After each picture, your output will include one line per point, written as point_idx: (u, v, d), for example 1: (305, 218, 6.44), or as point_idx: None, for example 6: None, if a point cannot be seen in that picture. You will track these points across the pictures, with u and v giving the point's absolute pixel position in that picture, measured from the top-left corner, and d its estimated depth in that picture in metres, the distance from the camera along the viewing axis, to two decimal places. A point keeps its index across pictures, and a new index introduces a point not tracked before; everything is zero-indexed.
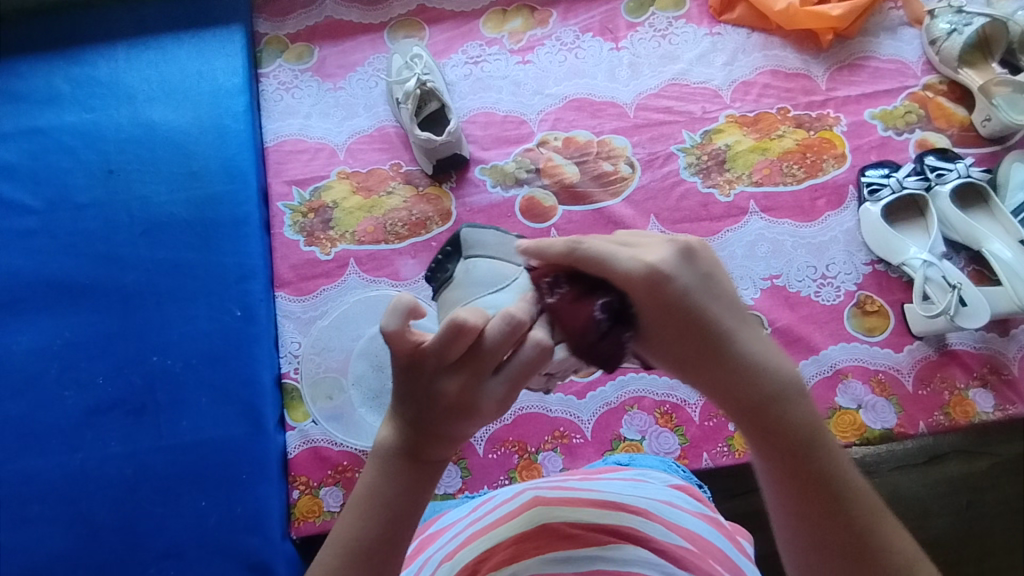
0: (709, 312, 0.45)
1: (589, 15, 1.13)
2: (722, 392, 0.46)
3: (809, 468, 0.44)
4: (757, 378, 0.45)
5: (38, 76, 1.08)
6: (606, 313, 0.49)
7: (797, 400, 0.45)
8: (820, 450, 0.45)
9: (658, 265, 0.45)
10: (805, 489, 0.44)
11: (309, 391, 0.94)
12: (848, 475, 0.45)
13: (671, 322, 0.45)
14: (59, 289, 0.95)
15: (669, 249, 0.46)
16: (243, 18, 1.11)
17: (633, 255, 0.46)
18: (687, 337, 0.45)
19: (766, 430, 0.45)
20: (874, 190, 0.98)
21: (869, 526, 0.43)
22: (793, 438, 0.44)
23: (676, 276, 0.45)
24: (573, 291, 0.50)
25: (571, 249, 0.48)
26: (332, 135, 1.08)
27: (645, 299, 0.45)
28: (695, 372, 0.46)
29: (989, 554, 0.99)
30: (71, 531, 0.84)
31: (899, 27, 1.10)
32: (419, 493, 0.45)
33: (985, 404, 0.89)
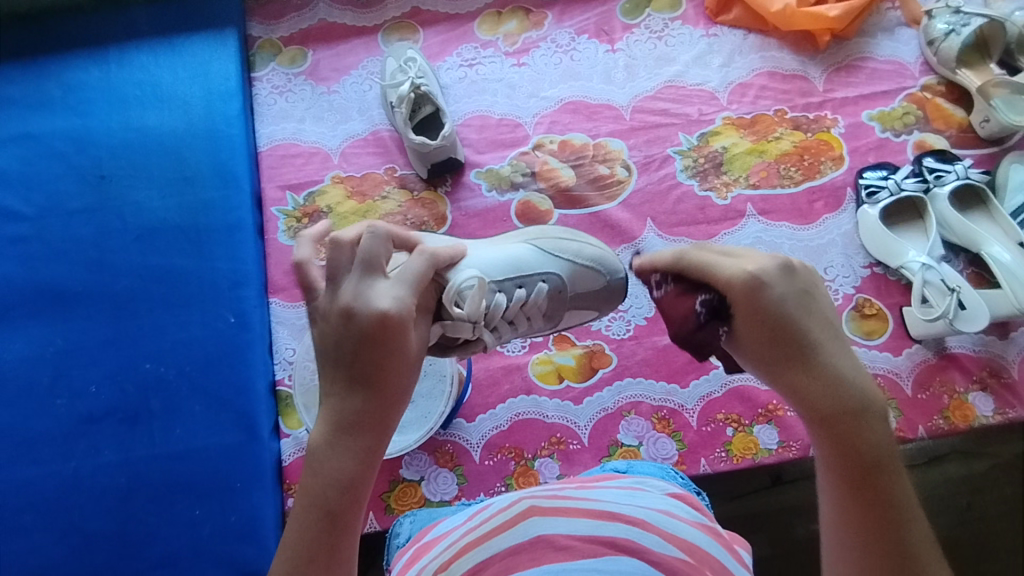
0: (802, 323, 0.49)
1: (585, 17, 1.12)
2: (799, 394, 0.49)
3: (874, 486, 0.47)
4: (843, 388, 0.48)
5: (30, 81, 1.07)
6: (706, 308, 0.55)
7: (875, 422, 0.48)
8: (888, 475, 0.47)
9: (762, 275, 0.50)
10: (866, 503, 0.46)
11: (302, 399, 0.89)
12: (911, 507, 0.47)
13: (762, 325, 0.49)
14: (52, 296, 0.94)
15: (773, 261, 0.51)
16: (236, 21, 1.10)
17: (737, 264, 0.51)
18: (774, 340, 0.49)
19: (838, 438, 0.48)
20: (872, 192, 0.97)
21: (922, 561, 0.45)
22: (866, 454, 0.47)
23: (778, 286, 0.49)
24: (676, 287, 0.58)
25: (679, 256, 0.56)
26: (327, 139, 1.07)
27: (746, 303, 0.50)
28: (777, 371, 0.50)
29: (989, 553, 0.98)
30: (64, 541, 0.83)
31: (897, 27, 1.09)
32: (360, 483, 0.48)
33: (985, 407, 0.89)
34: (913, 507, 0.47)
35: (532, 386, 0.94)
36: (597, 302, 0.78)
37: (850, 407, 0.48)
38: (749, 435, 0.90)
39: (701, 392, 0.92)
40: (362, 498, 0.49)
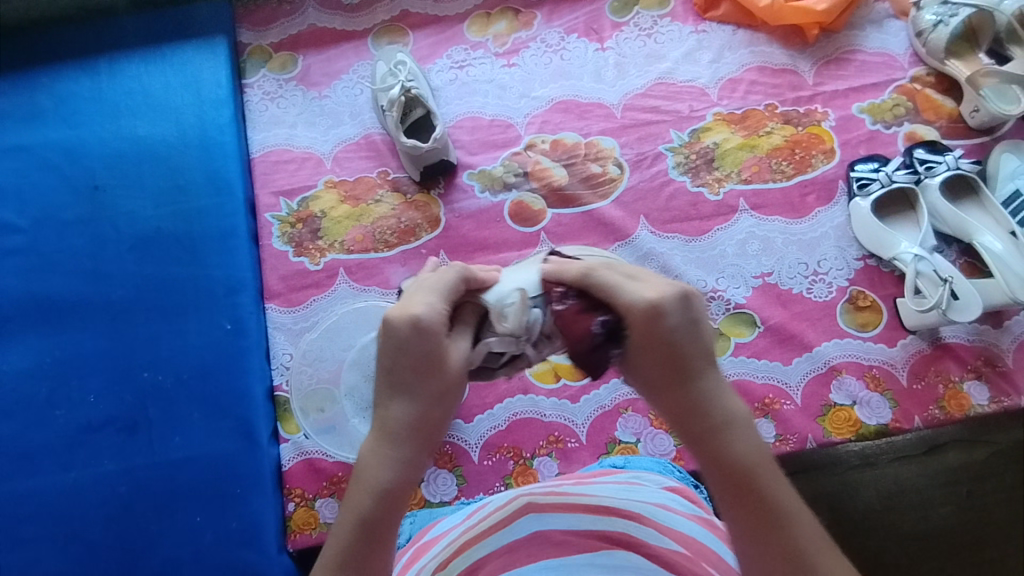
0: (689, 347, 0.51)
1: (574, 16, 1.12)
2: (684, 413, 0.51)
3: (751, 494, 0.48)
4: (707, 406, 0.51)
5: (21, 93, 1.07)
6: (603, 330, 0.56)
7: (741, 433, 0.50)
8: (763, 480, 0.49)
9: (657, 300, 0.51)
10: (746, 512, 0.48)
11: (300, 404, 0.94)
12: (792, 507, 0.48)
13: (655, 348, 0.51)
14: (48, 307, 0.94)
15: (670, 287, 0.52)
16: (225, 28, 1.11)
17: (638, 290, 0.52)
18: (661, 361, 0.51)
19: (714, 455, 0.50)
20: (863, 184, 0.98)
21: (808, 559, 0.46)
22: (736, 465, 0.49)
23: (673, 314, 0.51)
24: (576, 304, 0.57)
25: (585, 273, 0.57)
26: (319, 144, 1.07)
27: (636, 328, 0.52)
28: (664, 392, 0.52)
29: (990, 540, 0.98)
30: (66, 551, 0.83)
31: (885, 19, 1.09)
32: (398, 495, 0.51)
33: (980, 397, 0.89)
34: (795, 505, 0.48)
35: (529, 385, 0.94)
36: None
37: (716, 421, 0.51)
38: None
39: None
40: (401, 508, 0.51)
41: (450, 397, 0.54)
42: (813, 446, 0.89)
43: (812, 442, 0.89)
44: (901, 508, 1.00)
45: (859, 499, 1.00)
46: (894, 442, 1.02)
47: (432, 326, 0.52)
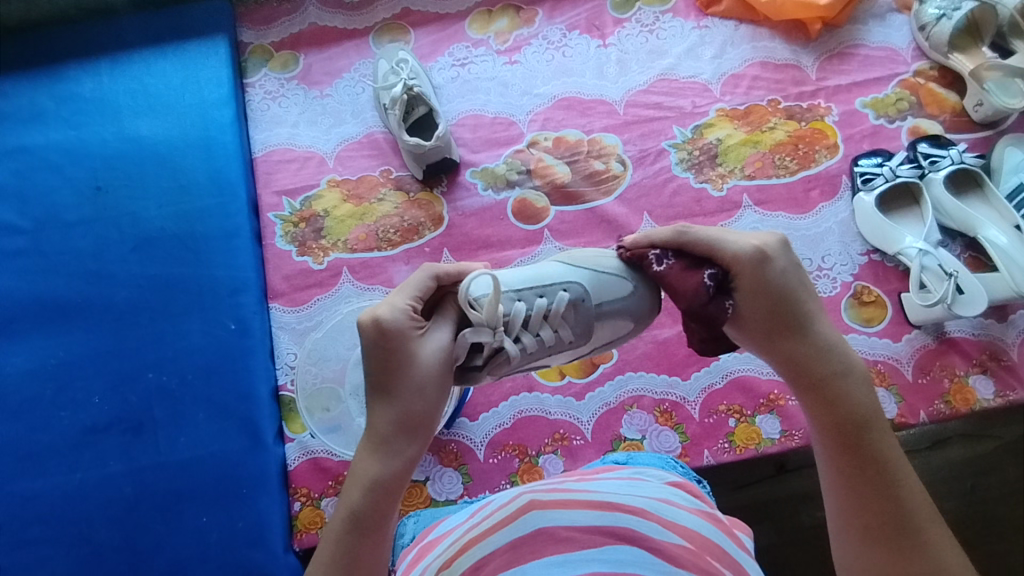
0: (800, 297, 0.58)
1: (576, 13, 1.12)
2: (793, 360, 0.57)
3: (858, 441, 0.54)
4: (823, 355, 0.56)
5: (22, 95, 1.07)
6: (713, 283, 0.60)
7: (856, 385, 0.55)
8: (874, 432, 0.54)
9: (766, 251, 0.58)
10: (854, 455, 0.54)
11: (305, 403, 0.94)
12: (896, 459, 0.54)
13: (766, 295, 0.57)
14: (52, 310, 0.94)
15: (774, 239, 0.59)
16: (227, 28, 1.11)
17: (743, 240, 0.59)
18: (776, 311, 0.57)
19: (823, 397, 0.56)
20: (867, 179, 0.97)
21: (909, 508, 0.52)
22: (848, 414, 0.54)
23: (779, 261, 0.58)
24: (681, 263, 0.62)
25: (681, 232, 0.62)
26: (321, 143, 1.07)
27: (750, 280, 0.58)
28: (776, 339, 0.58)
29: (995, 534, 0.98)
30: (73, 552, 0.83)
31: (888, 13, 1.09)
32: (390, 487, 0.54)
33: (985, 390, 0.89)
34: (898, 457, 0.54)
35: (534, 383, 0.94)
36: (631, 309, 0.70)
37: (828, 371, 0.56)
38: (751, 426, 0.90)
39: (702, 385, 0.92)
40: (388, 503, 0.54)
41: (428, 394, 0.57)
42: None
43: None
44: None
45: None
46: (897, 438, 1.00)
47: (404, 333, 0.57)
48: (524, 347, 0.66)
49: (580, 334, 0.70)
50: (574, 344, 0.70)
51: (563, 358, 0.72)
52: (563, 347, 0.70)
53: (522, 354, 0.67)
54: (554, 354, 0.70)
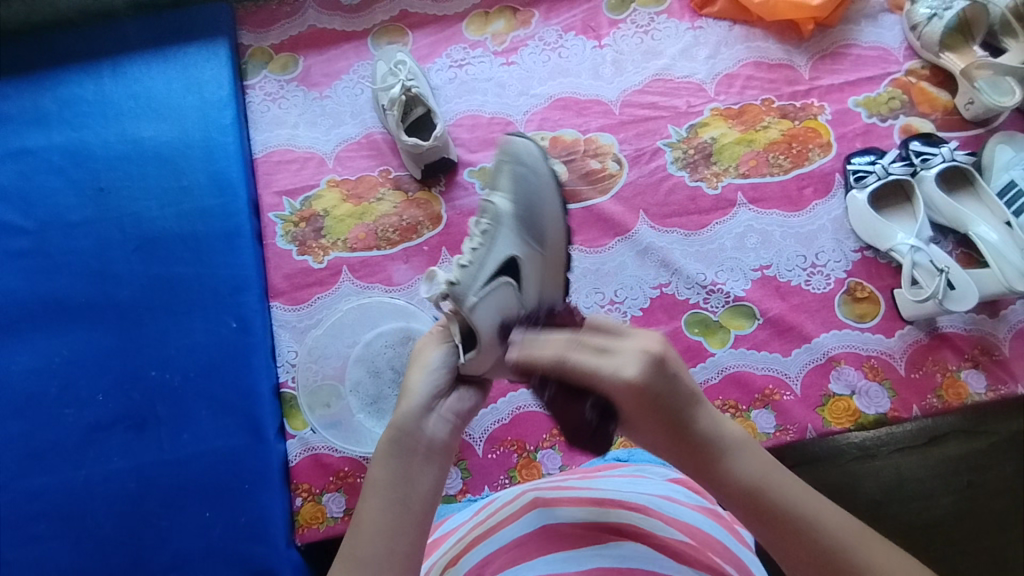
0: (678, 400, 0.50)
1: (571, 14, 1.13)
2: (692, 461, 0.50)
3: (769, 517, 0.48)
4: (705, 443, 0.50)
5: (25, 97, 1.08)
6: (595, 413, 0.53)
7: (736, 455, 0.50)
8: (772, 496, 0.48)
9: (639, 378, 0.49)
10: (782, 538, 0.48)
11: (306, 400, 0.96)
12: (806, 504, 0.48)
13: (650, 412, 0.49)
14: (55, 309, 0.96)
15: (647, 356, 0.50)
16: (227, 32, 1.12)
17: (617, 367, 0.49)
18: (662, 418, 0.50)
19: (729, 492, 0.49)
20: (860, 177, 0.99)
21: (843, 551, 0.46)
22: (745, 490, 0.49)
23: (653, 381, 0.49)
24: (557, 398, 0.54)
25: (560, 359, 0.52)
26: (321, 144, 1.08)
27: (628, 402, 0.50)
28: (672, 443, 0.50)
29: (992, 528, 0.99)
30: (77, 548, 0.84)
31: (880, 13, 1.10)
32: (386, 448, 0.53)
33: (977, 384, 0.91)
34: (807, 499, 0.49)
35: None
36: (500, 159, 0.71)
37: (708, 454, 0.50)
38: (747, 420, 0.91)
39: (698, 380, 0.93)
40: (385, 460, 0.53)
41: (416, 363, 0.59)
42: (813, 436, 0.90)
43: (813, 432, 0.90)
44: (902, 498, 1.01)
45: (860, 491, 1.01)
46: (894, 433, 1.03)
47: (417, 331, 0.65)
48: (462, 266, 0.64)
49: (491, 210, 0.67)
50: (502, 219, 0.66)
51: (516, 237, 0.66)
52: (495, 230, 0.66)
53: (466, 270, 0.63)
54: (496, 241, 0.65)
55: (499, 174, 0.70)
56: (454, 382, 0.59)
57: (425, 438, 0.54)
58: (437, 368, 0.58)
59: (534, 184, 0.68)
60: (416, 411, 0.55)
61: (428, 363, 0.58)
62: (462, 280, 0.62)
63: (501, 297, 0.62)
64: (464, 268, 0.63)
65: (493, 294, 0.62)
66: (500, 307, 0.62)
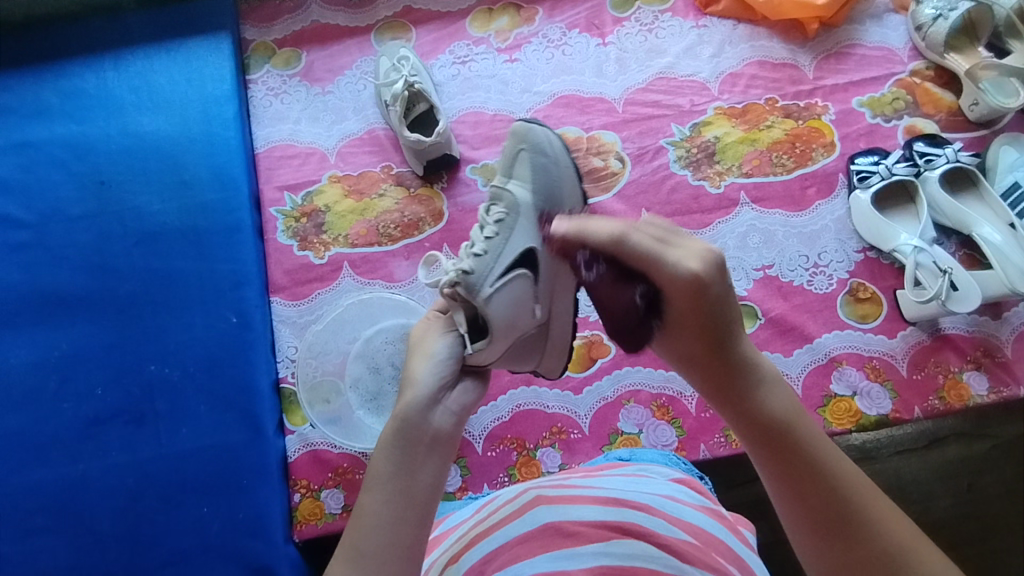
0: (728, 313, 0.51)
1: (575, 12, 1.13)
2: (723, 372, 0.51)
3: (790, 447, 0.48)
4: (739, 364, 0.51)
5: (27, 90, 1.08)
6: (642, 301, 0.54)
7: (771, 385, 0.50)
8: (799, 431, 0.49)
9: (701, 271, 0.49)
10: (789, 466, 0.48)
11: (306, 396, 0.96)
12: (827, 449, 0.48)
13: (695, 314, 0.50)
14: (55, 302, 0.95)
15: (712, 259, 0.50)
16: (229, 25, 1.11)
17: (681, 259, 0.50)
18: (704, 322, 0.50)
19: (748, 413, 0.50)
20: (863, 177, 0.99)
21: (853, 502, 0.46)
22: (771, 418, 0.49)
23: (713, 284, 0.49)
24: (608, 275, 0.56)
25: (618, 240, 0.52)
26: (322, 139, 1.08)
27: (678, 300, 0.51)
28: (710, 348, 0.51)
29: (992, 531, 0.99)
30: (75, 542, 0.84)
31: (885, 14, 1.10)
32: (389, 439, 0.53)
33: (979, 386, 0.90)
34: (830, 448, 0.48)
35: (532, 376, 0.95)
36: (517, 145, 0.70)
37: (740, 376, 0.51)
38: None
39: None
40: (388, 452, 0.52)
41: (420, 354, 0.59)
42: None
43: None
44: (902, 501, 1.00)
45: None
46: (895, 435, 1.03)
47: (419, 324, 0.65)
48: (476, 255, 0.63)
49: (508, 197, 0.66)
50: (519, 210, 0.66)
51: (532, 226, 0.66)
52: (513, 220, 0.65)
53: (481, 260, 0.62)
54: (513, 229, 0.65)
55: (516, 161, 0.70)
56: (459, 373, 0.59)
57: (430, 430, 0.54)
58: (442, 358, 0.59)
59: (553, 175, 0.69)
60: (421, 402, 0.55)
61: (433, 353, 0.59)
62: (477, 270, 0.62)
63: (515, 288, 0.64)
64: (480, 257, 0.62)
65: (507, 287, 0.63)
66: (512, 299, 0.63)
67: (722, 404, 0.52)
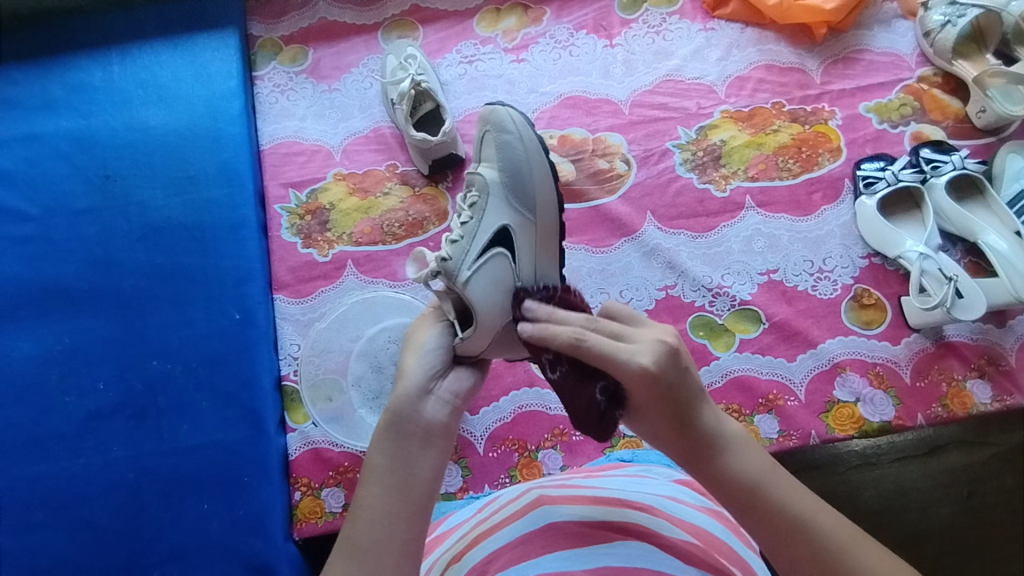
0: (686, 392, 0.51)
1: (583, 13, 1.13)
2: (694, 456, 0.51)
3: (768, 515, 0.49)
4: (706, 437, 0.51)
5: (33, 83, 1.08)
6: (604, 396, 0.54)
7: (736, 449, 0.51)
8: (771, 495, 0.49)
9: (652, 365, 0.50)
10: (775, 535, 0.48)
11: (308, 393, 0.95)
12: (802, 503, 0.49)
13: (657, 400, 0.51)
14: (58, 296, 0.95)
15: (659, 348, 0.51)
16: (236, 21, 1.11)
17: (631, 357, 0.50)
18: (666, 407, 0.51)
19: (724, 489, 0.50)
20: (869, 183, 0.98)
21: (837, 556, 0.47)
22: (743, 486, 0.49)
23: (665, 374, 0.50)
24: (572, 372, 0.56)
25: (575, 342, 0.53)
26: (328, 137, 1.08)
27: (639, 390, 0.51)
28: (678, 433, 0.51)
29: (990, 540, 0.99)
30: (75, 536, 0.84)
31: (893, 20, 1.10)
32: (382, 435, 0.53)
33: (983, 395, 0.90)
34: (807, 501, 0.49)
35: (535, 377, 0.94)
36: (485, 126, 0.69)
37: (708, 448, 0.51)
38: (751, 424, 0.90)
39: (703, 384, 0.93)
40: (382, 448, 0.53)
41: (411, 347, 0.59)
42: (816, 442, 0.89)
43: (816, 438, 0.89)
44: (902, 507, 1.00)
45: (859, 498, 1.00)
46: (895, 442, 1.02)
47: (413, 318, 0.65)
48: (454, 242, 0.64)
49: (479, 182, 0.67)
50: (489, 192, 0.66)
51: (504, 206, 0.65)
52: (483, 202, 0.65)
53: (456, 246, 0.63)
54: (485, 211, 0.65)
55: (484, 144, 0.69)
56: (451, 363, 0.59)
57: (422, 423, 0.54)
58: (432, 348, 0.58)
59: (520, 151, 0.66)
60: (411, 396, 0.55)
61: (423, 344, 0.58)
62: (454, 256, 0.62)
63: (495, 267, 0.63)
64: (456, 243, 0.63)
65: (487, 266, 0.62)
66: (493, 278, 0.62)
67: (696, 479, 0.52)
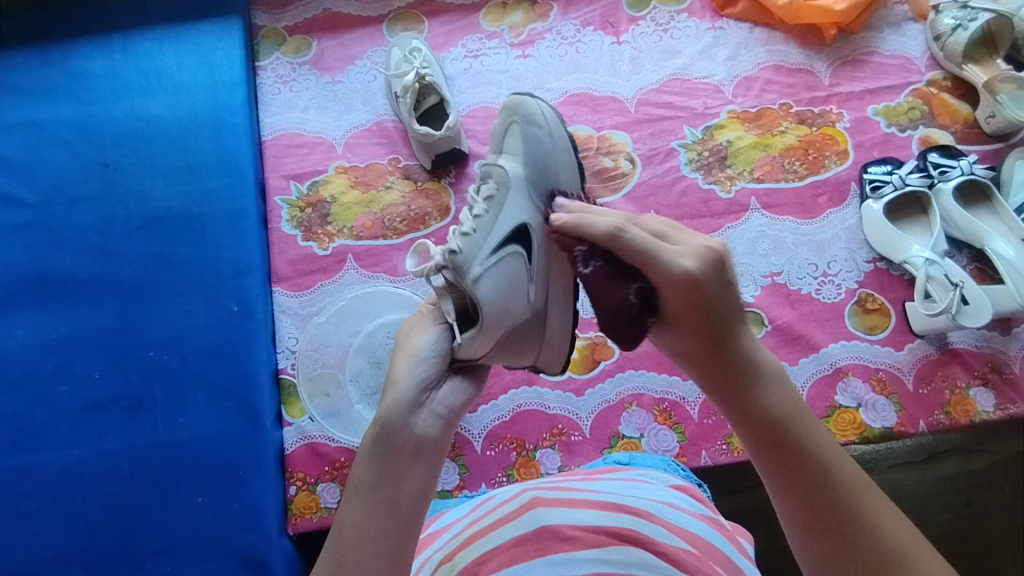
0: (729, 305, 0.48)
1: (591, 9, 1.12)
2: (720, 378, 0.49)
3: (786, 446, 0.47)
4: (739, 361, 0.49)
5: (35, 69, 1.07)
6: (638, 298, 0.51)
7: (767, 381, 0.49)
8: (797, 429, 0.47)
9: (696, 270, 0.47)
10: (784, 465, 0.46)
11: (305, 388, 0.95)
12: (823, 445, 0.47)
13: (695, 307, 0.48)
14: (55, 284, 0.94)
15: (708, 253, 0.48)
16: (240, 10, 1.10)
17: (678, 257, 0.47)
18: (700, 317, 0.48)
19: (748, 416, 0.48)
20: (876, 187, 0.97)
21: (854, 501, 0.45)
22: (769, 415, 0.47)
23: (709, 281, 0.47)
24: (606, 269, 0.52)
25: (614, 233, 0.50)
26: (331, 129, 1.07)
27: (678, 296, 0.48)
28: (709, 350, 0.49)
29: (988, 548, 0.98)
30: (67, 527, 0.83)
31: (904, 22, 1.08)
32: (370, 449, 0.51)
33: (986, 403, 0.89)
34: (828, 442, 0.47)
35: (533, 376, 0.94)
36: (509, 117, 0.68)
37: (737, 372, 0.49)
38: None
39: None
40: (369, 463, 0.50)
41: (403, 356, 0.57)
42: None
43: None
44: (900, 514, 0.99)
45: None
46: (894, 448, 1.01)
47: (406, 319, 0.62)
48: (465, 234, 0.61)
49: (498, 174, 0.65)
50: (509, 185, 0.64)
51: (525, 201, 0.63)
52: (502, 197, 0.63)
53: (469, 240, 0.60)
54: (504, 208, 0.63)
55: (508, 135, 0.67)
56: (447, 371, 0.57)
57: (413, 437, 0.51)
58: (425, 356, 0.56)
59: (547, 148, 0.66)
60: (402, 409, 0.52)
61: (417, 350, 0.57)
62: (465, 249, 0.59)
63: (507, 268, 0.61)
64: (468, 237, 0.60)
65: (498, 267, 0.60)
66: (504, 276, 0.60)
67: (719, 405, 0.50)
